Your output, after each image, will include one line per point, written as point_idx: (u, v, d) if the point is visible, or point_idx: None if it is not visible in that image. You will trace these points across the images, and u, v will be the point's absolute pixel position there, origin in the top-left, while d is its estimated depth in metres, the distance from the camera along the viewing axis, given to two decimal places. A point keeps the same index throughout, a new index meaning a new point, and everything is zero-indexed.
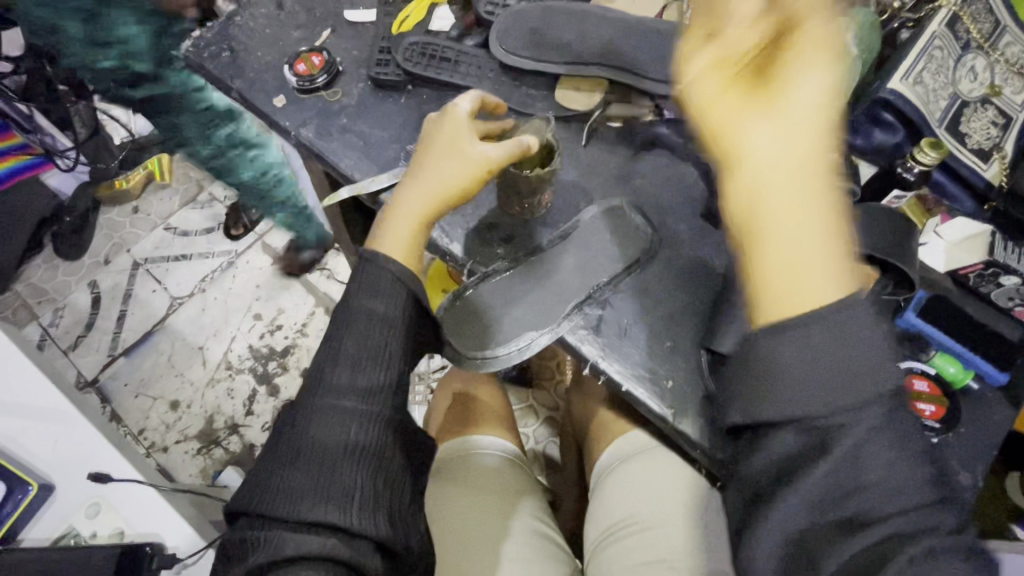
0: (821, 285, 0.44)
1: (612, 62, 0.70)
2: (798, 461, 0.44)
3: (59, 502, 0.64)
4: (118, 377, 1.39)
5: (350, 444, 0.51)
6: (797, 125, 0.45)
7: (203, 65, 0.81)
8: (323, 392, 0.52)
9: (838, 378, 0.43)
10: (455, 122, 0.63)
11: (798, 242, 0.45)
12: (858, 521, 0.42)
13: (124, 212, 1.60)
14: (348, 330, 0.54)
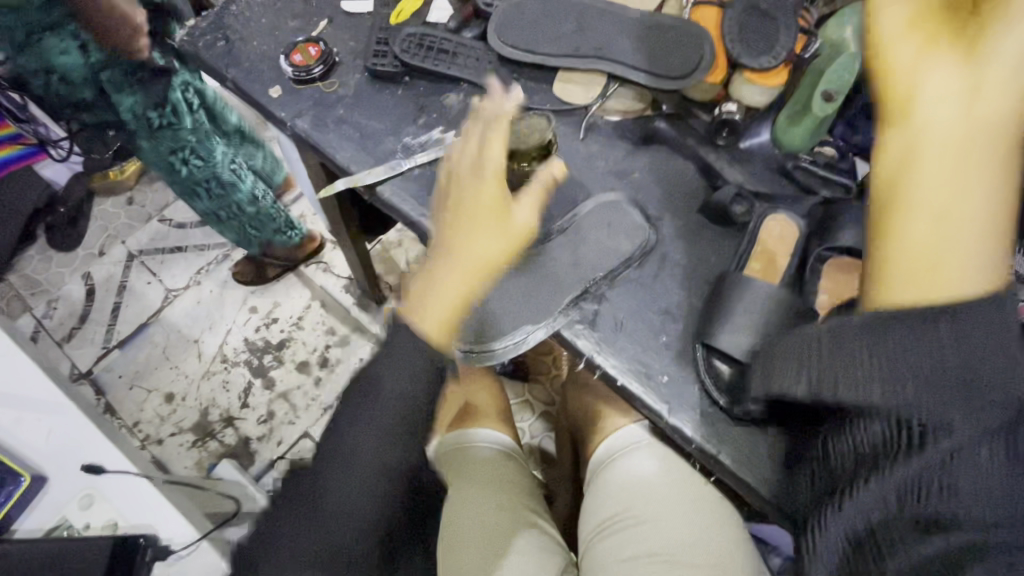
0: (975, 263, 0.44)
1: (612, 56, 0.71)
2: (882, 454, 0.42)
3: (52, 493, 0.63)
4: (113, 369, 1.39)
5: (352, 481, 0.69)
6: (1007, 84, 0.45)
7: (198, 54, 0.80)
8: (349, 426, 0.75)
9: (979, 369, 0.40)
10: (486, 191, 0.62)
11: (963, 208, 0.45)
12: (934, 520, 0.39)
13: (119, 203, 1.59)
14: (361, 408, 0.77)
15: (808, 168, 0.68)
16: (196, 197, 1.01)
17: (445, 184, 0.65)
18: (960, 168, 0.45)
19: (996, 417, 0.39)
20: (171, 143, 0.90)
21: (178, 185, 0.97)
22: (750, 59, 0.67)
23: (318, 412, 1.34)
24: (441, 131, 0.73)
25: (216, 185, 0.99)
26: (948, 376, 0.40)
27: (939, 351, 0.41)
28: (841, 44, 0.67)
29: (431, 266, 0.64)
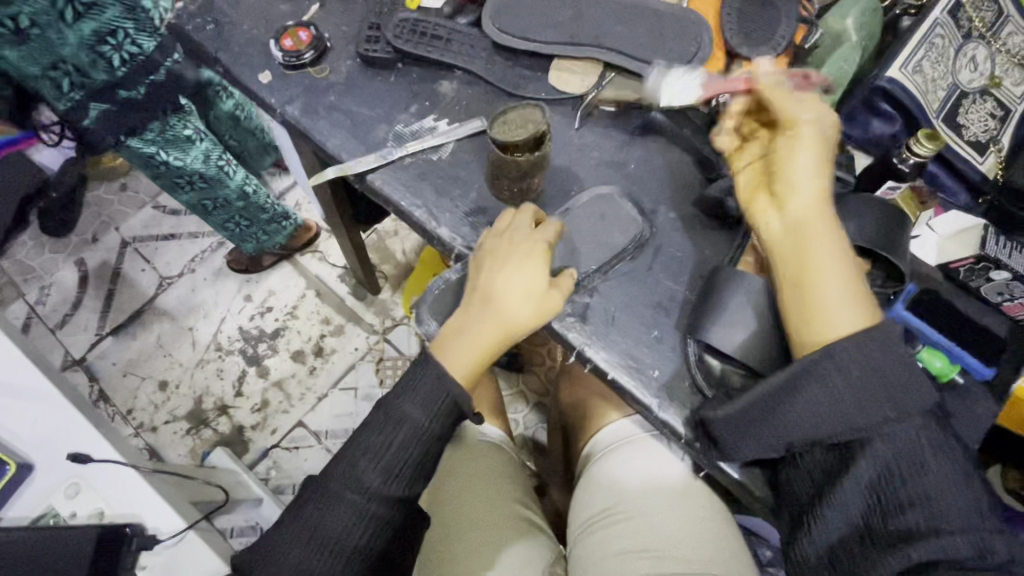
0: (842, 319, 0.51)
1: (607, 44, 0.69)
2: (835, 474, 0.50)
3: (38, 481, 0.63)
4: (106, 356, 1.38)
5: (373, 492, 0.57)
6: (802, 182, 0.55)
7: (188, 38, 0.78)
8: (366, 450, 0.58)
9: (867, 408, 0.49)
10: (534, 254, 0.58)
11: (819, 281, 0.52)
12: (895, 521, 0.47)
13: (113, 189, 1.57)
14: (383, 429, 0.58)
15: None
16: (178, 189, 0.99)
17: (497, 235, 0.61)
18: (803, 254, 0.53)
19: (912, 421, 0.50)
20: (144, 146, 0.89)
21: (160, 180, 0.97)
22: (750, 50, 0.67)
23: (313, 401, 1.34)
24: (434, 119, 0.72)
25: (199, 180, 0.98)
26: (867, 400, 0.49)
27: (838, 396, 0.50)
28: (842, 35, 0.68)
29: (463, 314, 0.59)
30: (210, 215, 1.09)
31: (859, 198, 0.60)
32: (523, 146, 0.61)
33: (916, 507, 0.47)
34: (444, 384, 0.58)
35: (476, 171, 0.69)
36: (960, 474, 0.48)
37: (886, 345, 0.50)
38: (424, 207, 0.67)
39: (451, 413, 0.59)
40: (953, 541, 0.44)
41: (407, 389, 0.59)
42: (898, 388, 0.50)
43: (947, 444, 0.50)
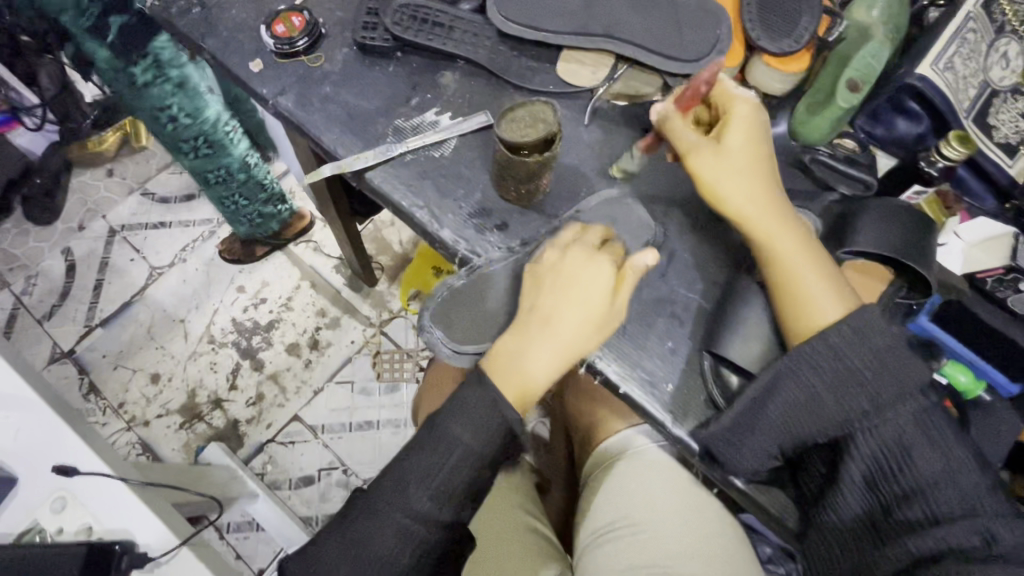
0: (823, 307, 0.53)
1: (621, 34, 0.65)
2: (835, 478, 0.52)
3: (23, 494, 0.60)
4: (95, 348, 1.34)
5: (423, 516, 0.53)
6: (738, 180, 0.56)
7: (172, 22, 0.74)
8: (415, 470, 0.54)
9: (845, 402, 0.52)
10: (596, 273, 0.55)
11: (794, 277, 0.54)
12: (899, 515, 0.50)
13: (99, 174, 1.52)
14: (433, 449, 0.54)
15: (827, 163, 0.63)
16: (181, 153, 0.94)
17: (554, 251, 0.57)
18: (769, 251, 0.55)
19: (905, 410, 0.51)
20: (159, 98, 0.84)
21: (162, 138, 0.91)
22: (770, 42, 0.63)
23: (308, 395, 1.31)
24: (436, 113, 0.68)
25: (203, 145, 0.93)
26: (842, 398, 0.52)
27: (814, 392, 0.52)
28: (867, 29, 0.64)
29: (518, 336, 0.55)
30: (208, 188, 1.05)
31: (881, 203, 0.58)
32: (535, 148, 0.58)
33: (920, 499, 0.50)
34: (497, 405, 0.54)
35: (480, 169, 0.65)
36: (963, 457, 0.50)
37: (870, 335, 0.52)
38: (425, 207, 0.64)
39: (505, 435, 0.55)
40: (953, 531, 0.48)
41: (456, 411, 0.54)
42: (882, 379, 0.51)
43: (947, 425, 0.51)
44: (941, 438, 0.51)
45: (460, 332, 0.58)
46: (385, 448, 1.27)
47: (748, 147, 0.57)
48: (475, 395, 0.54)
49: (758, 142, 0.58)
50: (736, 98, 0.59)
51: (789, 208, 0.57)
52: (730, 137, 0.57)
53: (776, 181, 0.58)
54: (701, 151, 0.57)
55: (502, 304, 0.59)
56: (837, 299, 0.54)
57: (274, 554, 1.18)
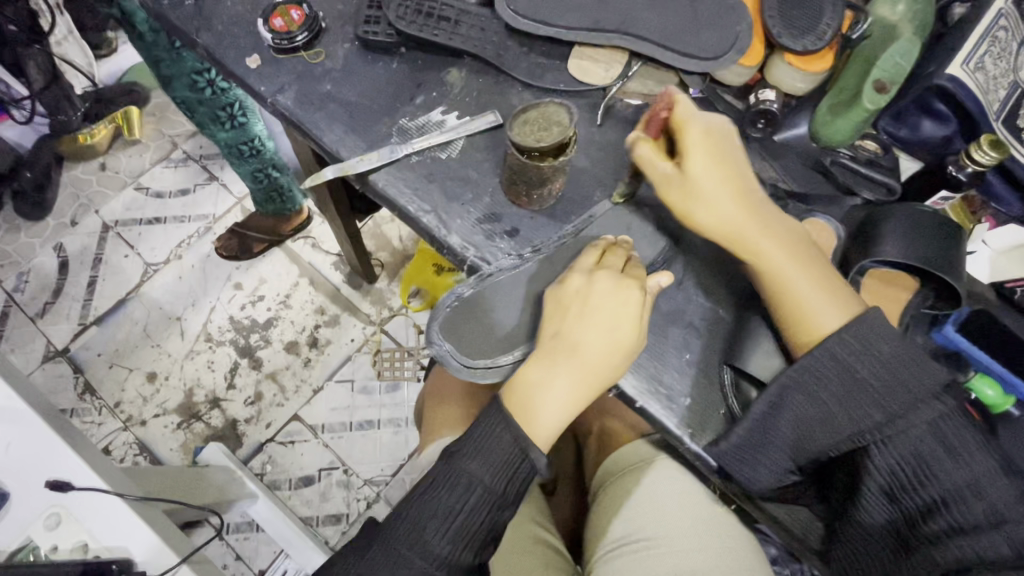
0: (820, 323, 0.52)
1: (636, 31, 0.62)
2: (856, 492, 0.51)
3: (16, 511, 0.58)
4: (90, 347, 1.31)
5: (441, 561, 0.53)
6: (714, 204, 0.53)
7: (164, 14, 0.70)
8: (434, 512, 0.53)
9: (856, 419, 0.51)
10: (624, 302, 0.54)
11: (794, 296, 0.53)
12: (924, 526, 0.49)
13: (91, 168, 1.48)
14: (453, 490, 0.53)
15: (850, 167, 0.61)
16: (217, 124, 0.89)
17: (582, 278, 0.55)
18: (760, 267, 0.54)
19: (920, 422, 0.49)
20: (196, 61, 0.80)
21: (199, 108, 0.87)
22: (791, 39, 0.60)
23: (308, 394, 1.29)
24: (442, 112, 0.65)
25: (239, 112, 0.88)
26: (853, 414, 0.51)
27: (823, 409, 0.51)
28: (891, 27, 0.61)
29: (543, 364, 0.54)
30: (239, 163, 0.98)
31: (907, 209, 0.56)
32: (545, 152, 0.55)
33: (943, 509, 0.48)
34: (519, 443, 0.54)
35: (489, 171, 0.63)
36: (988, 464, 0.48)
37: (875, 345, 0.51)
38: (433, 212, 0.61)
39: (526, 477, 0.55)
40: (980, 541, 0.47)
41: (474, 449, 0.54)
42: (892, 391, 0.50)
43: (972, 432, 0.49)
44: (961, 446, 0.49)
45: (473, 346, 0.56)
46: (385, 448, 1.25)
47: (715, 168, 0.53)
48: (497, 428, 0.54)
49: (723, 156, 0.54)
50: (692, 119, 0.54)
51: (772, 213, 0.54)
52: (694, 163, 0.53)
53: (752, 186, 0.55)
54: (668, 181, 0.54)
55: (520, 324, 0.57)
56: (838, 308, 0.52)
57: (275, 555, 1.17)
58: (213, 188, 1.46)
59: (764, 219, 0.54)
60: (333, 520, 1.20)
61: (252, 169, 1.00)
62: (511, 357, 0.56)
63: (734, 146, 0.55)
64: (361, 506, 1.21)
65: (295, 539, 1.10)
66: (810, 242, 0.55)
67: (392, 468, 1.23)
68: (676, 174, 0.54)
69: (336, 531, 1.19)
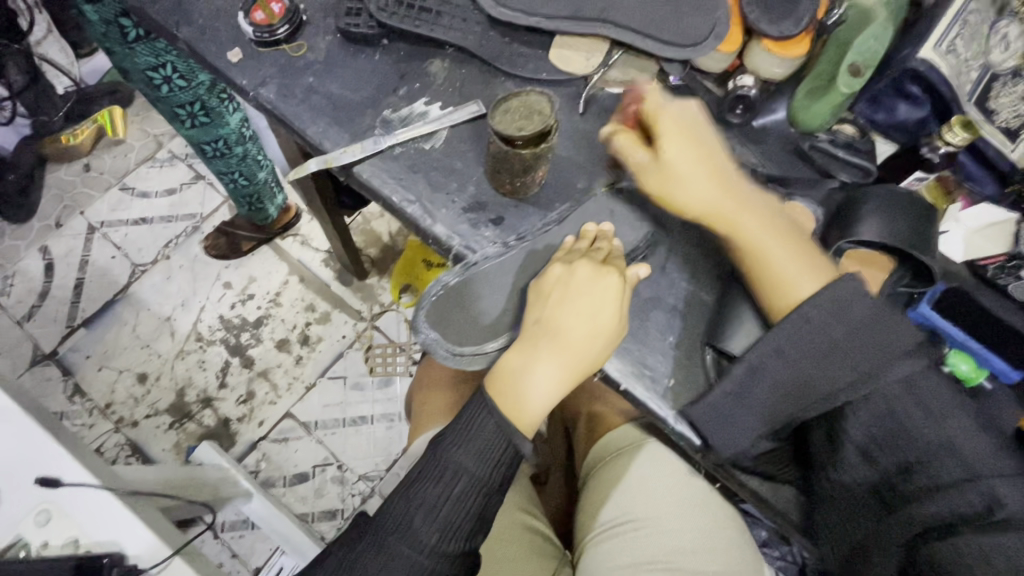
0: (798, 286, 0.54)
1: (615, 19, 0.63)
2: (835, 453, 0.52)
3: (5, 510, 0.57)
4: (79, 349, 1.30)
5: (430, 551, 0.53)
6: (688, 186, 0.56)
7: (143, 10, 0.70)
8: (422, 502, 0.54)
9: (821, 387, 0.52)
10: (604, 289, 0.55)
11: (770, 263, 0.55)
12: (904, 486, 0.50)
13: (75, 169, 1.47)
14: (438, 480, 0.54)
15: (828, 150, 0.62)
16: (178, 122, 0.89)
17: (559, 272, 0.55)
18: (738, 243, 0.57)
19: (899, 382, 0.52)
20: (150, 55, 0.78)
21: (158, 105, 0.86)
22: (769, 25, 0.61)
23: (301, 391, 1.29)
24: (425, 103, 0.65)
25: (201, 112, 0.86)
26: (826, 377, 0.52)
27: (790, 384, 0.52)
28: (869, 11, 0.62)
29: (525, 351, 0.55)
30: (208, 162, 0.97)
31: (883, 192, 0.57)
32: (528, 140, 0.56)
33: (921, 468, 0.50)
34: (503, 430, 0.55)
35: (473, 162, 0.63)
36: (961, 425, 0.50)
37: (848, 307, 0.52)
38: (417, 202, 0.61)
39: (512, 462, 0.55)
40: (955, 497, 0.47)
41: (460, 438, 0.55)
42: (868, 352, 0.52)
43: (945, 391, 0.52)
44: (935, 406, 0.51)
45: (458, 334, 0.56)
46: (379, 443, 1.25)
47: (687, 151, 0.57)
48: (479, 416, 0.55)
49: (696, 139, 0.57)
50: (664, 110, 0.58)
51: (746, 190, 0.58)
52: (668, 148, 0.57)
53: (727, 165, 0.58)
54: (643, 170, 0.58)
55: (505, 312, 0.57)
56: (813, 274, 0.55)
57: (271, 551, 1.17)
58: (200, 186, 1.45)
59: (738, 193, 0.57)
60: (329, 516, 1.20)
61: (219, 168, 0.99)
62: (494, 344, 0.57)
63: (707, 131, 0.59)
64: (356, 501, 1.21)
65: (290, 535, 1.10)
66: (785, 216, 0.58)
67: (387, 463, 1.24)
68: (663, 158, 0.57)
69: (331, 526, 1.20)
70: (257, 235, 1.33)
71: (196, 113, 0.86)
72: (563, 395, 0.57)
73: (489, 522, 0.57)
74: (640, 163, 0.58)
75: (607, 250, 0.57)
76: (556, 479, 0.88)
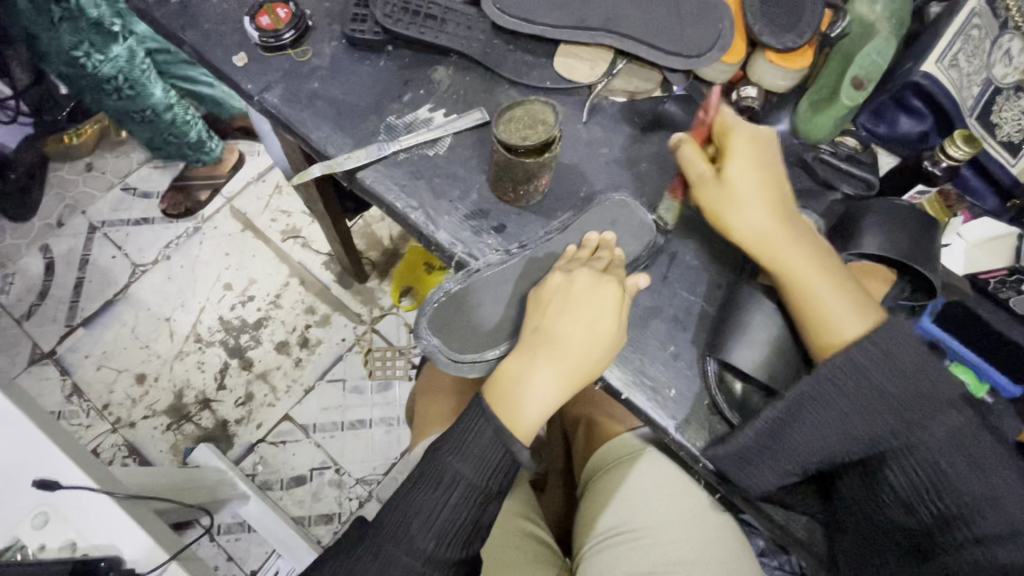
0: (841, 327, 0.52)
1: (620, 29, 0.63)
2: (870, 493, 0.51)
3: (3, 512, 0.57)
4: (78, 348, 1.30)
5: (428, 557, 0.53)
6: (744, 209, 0.55)
7: (150, 14, 0.70)
8: (419, 510, 0.54)
9: (859, 429, 0.51)
10: (602, 298, 0.55)
11: (813, 300, 0.52)
12: (941, 536, 0.48)
13: (76, 169, 1.47)
14: (437, 486, 0.54)
15: (830, 162, 0.63)
16: (106, 95, 1.02)
17: (557, 283, 0.55)
18: (787, 279, 0.53)
19: (945, 424, 0.49)
20: (70, 34, 0.91)
21: (84, 82, 1.00)
22: (771, 37, 0.61)
23: (299, 394, 1.29)
24: (429, 110, 0.66)
25: (126, 86, 1.00)
26: (870, 418, 0.51)
27: (828, 425, 0.51)
28: (871, 25, 0.63)
29: (524, 359, 0.55)
30: (136, 128, 1.12)
31: (883, 203, 0.57)
32: (531, 149, 0.55)
33: (960, 520, 0.47)
34: (501, 437, 0.54)
35: (477, 169, 0.63)
36: (1007, 480, 0.48)
37: (896, 353, 0.51)
38: (420, 209, 0.61)
39: (510, 469, 0.55)
40: (997, 552, 0.45)
41: (458, 444, 0.55)
42: (913, 399, 0.50)
43: (991, 444, 0.49)
44: (982, 458, 0.49)
45: (458, 341, 0.56)
46: (378, 448, 1.25)
47: (750, 171, 0.56)
48: (478, 424, 0.55)
49: (765, 164, 0.57)
50: (737, 126, 0.57)
51: (800, 224, 0.56)
52: (732, 166, 0.56)
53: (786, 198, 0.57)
54: (703, 183, 0.57)
55: (504, 319, 0.57)
56: (859, 317, 0.52)
57: (267, 555, 1.17)
58: None
59: (788, 225, 0.55)
60: (326, 520, 1.20)
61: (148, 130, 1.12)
62: (496, 352, 0.57)
63: (776, 162, 0.58)
64: (353, 505, 1.21)
65: (285, 538, 1.09)
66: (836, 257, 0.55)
67: (385, 467, 1.23)
68: (727, 175, 0.56)
69: (328, 531, 1.19)
70: (212, 183, 1.41)
71: (127, 84, 1.00)
72: (561, 405, 0.56)
73: (487, 529, 0.57)
74: (696, 178, 0.58)
75: (608, 259, 0.57)
76: (555, 484, 0.88)
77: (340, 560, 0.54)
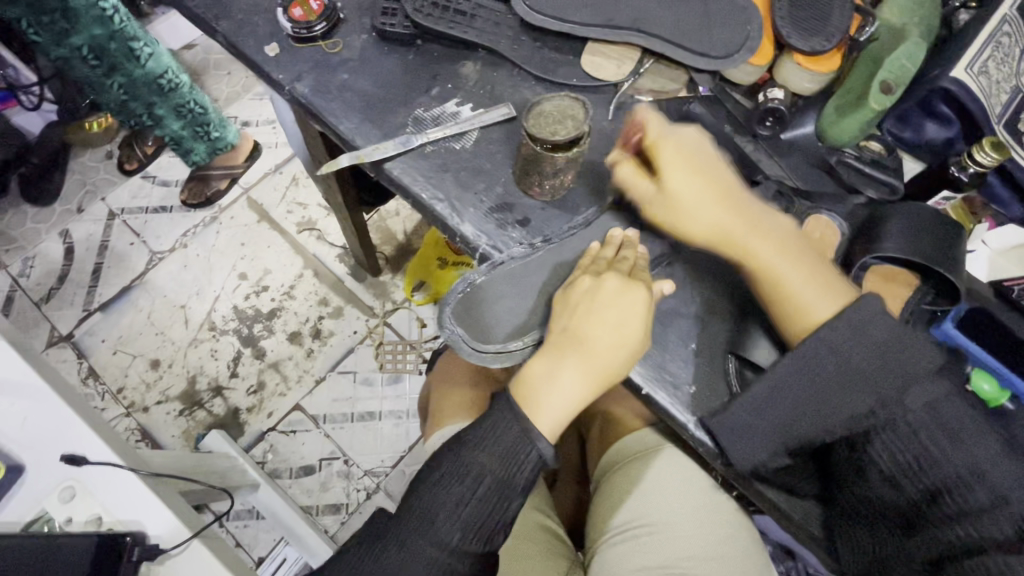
0: (813, 309, 0.54)
1: (649, 29, 0.64)
2: (858, 472, 0.52)
3: (29, 486, 0.59)
4: (94, 333, 1.32)
5: (452, 549, 0.54)
6: (695, 214, 0.57)
7: (183, 3, 0.71)
8: (444, 501, 0.54)
9: (838, 406, 0.52)
10: (630, 302, 0.55)
11: (784, 288, 0.55)
12: (930, 511, 0.49)
13: (98, 156, 1.49)
14: (462, 480, 0.55)
15: (854, 165, 0.64)
16: (132, 61, 1.02)
17: (585, 286, 0.56)
18: (752, 265, 0.57)
19: (919, 396, 0.51)
20: None
21: (111, 45, 0.98)
22: (801, 40, 0.62)
23: (311, 384, 1.30)
24: (457, 104, 0.67)
25: (144, 44, 1.02)
26: (845, 394, 0.52)
27: (807, 395, 0.53)
28: (900, 32, 0.64)
29: (551, 358, 0.56)
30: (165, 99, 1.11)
31: (909, 208, 0.58)
32: (558, 144, 0.56)
33: (947, 493, 0.48)
34: (526, 433, 0.55)
35: (502, 163, 0.64)
36: (992, 449, 0.48)
37: (867, 326, 0.52)
38: (446, 201, 0.62)
39: (534, 468, 0.56)
40: (982, 521, 0.46)
41: (483, 439, 0.55)
42: (884, 376, 0.51)
43: (970, 415, 0.50)
44: (961, 429, 0.49)
45: (484, 334, 0.57)
46: (386, 440, 1.26)
47: (689, 179, 0.57)
48: (504, 419, 0.56)
49: (699, 166, 0.58)
50: (665, 138, 0.58)
51: (757, 208, 0.58)
52: (671, 178, 0.57)
53: (732, 185, 0.59)
54: (649, 201, 0.58)
55: (531, 314, 0.58)
56: (829, 295, 0.55)
57: (274, 543, 1.18)
58: None
59: (743, 212, 0.57)
60: (333, 510, 1.21)
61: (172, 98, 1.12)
62: (519, 344, 0.57)
63: (711, 156, 0.59)
64: (361, 496, 1.22)
65: (294, 528, 1.11)
66: (800, 234, 0.58)
67: (393, 459, 1.24)
68: (666, 188, 0.57)
69: (335, 521, 1.20)
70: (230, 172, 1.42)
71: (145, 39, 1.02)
72: (588, 404, 0.57)
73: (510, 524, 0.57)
74: (639, 195, 0.59)
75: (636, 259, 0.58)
76: (566, 480, 0.88)
77: (364, 549, 0.55)
